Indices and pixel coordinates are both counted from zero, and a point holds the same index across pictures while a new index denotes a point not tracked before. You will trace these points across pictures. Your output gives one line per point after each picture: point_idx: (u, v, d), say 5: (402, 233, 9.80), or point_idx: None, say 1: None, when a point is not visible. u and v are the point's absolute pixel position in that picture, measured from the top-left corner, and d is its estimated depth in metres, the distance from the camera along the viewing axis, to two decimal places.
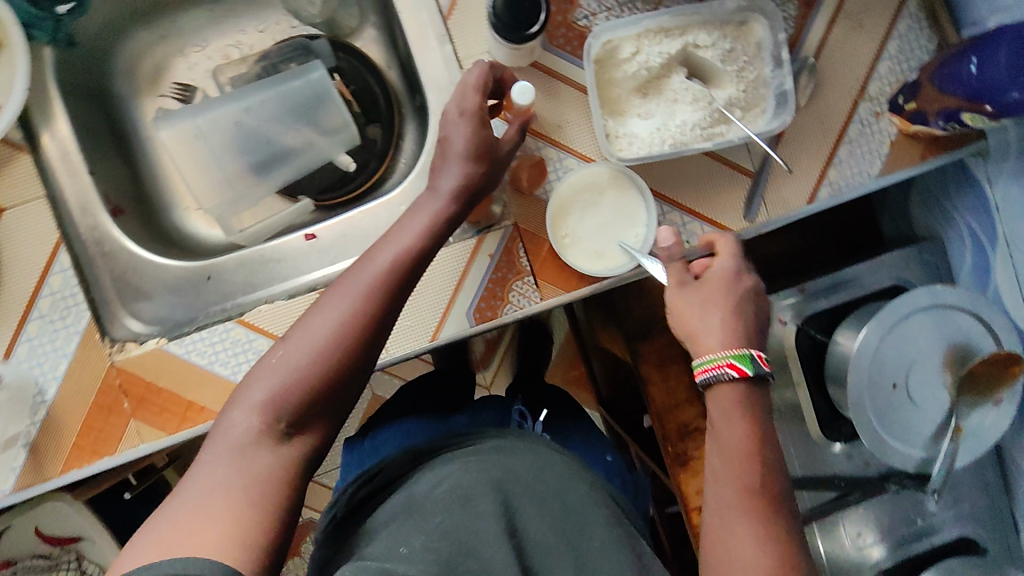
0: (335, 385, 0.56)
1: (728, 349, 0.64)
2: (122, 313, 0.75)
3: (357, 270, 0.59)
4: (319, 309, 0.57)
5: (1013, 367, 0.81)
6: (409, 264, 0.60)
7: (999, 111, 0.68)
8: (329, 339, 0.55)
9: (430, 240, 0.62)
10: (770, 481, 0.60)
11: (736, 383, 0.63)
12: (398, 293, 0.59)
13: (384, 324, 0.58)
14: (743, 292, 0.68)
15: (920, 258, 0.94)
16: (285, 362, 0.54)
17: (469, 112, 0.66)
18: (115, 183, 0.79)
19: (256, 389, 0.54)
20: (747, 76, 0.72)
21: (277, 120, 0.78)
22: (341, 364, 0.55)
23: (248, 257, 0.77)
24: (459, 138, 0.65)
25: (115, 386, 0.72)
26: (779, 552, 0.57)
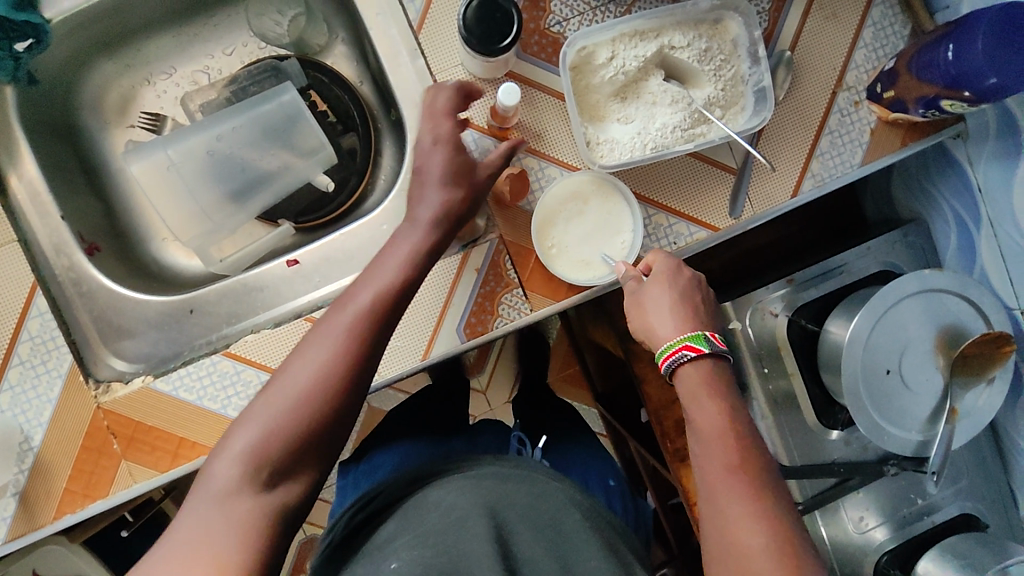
0: (320, 425, 0.55)
1: (682, 334, 0.66)
2: (105, 352, 0.73)
3: (338, 311, 0.59)
4: (303, 352, 0.57)
5: (1005, 348, 0.81)
6: (392, 304, 0.60)
7: (978, 96, 0.67)
8: (311, 379, 0.55)
9: (411, 275, 0.62)
10: (760, 462, 0.60)
11: (695, 362, 0.64)
12: (381, 329, 0.59)
13: (368, 362, 0.58)
14: (682, 288, 0.69)
15: (907, 240, 0.93)
16: (269, 408, 0.55)
17: (443, 139, 0.66)
18: (89, 220, 0.77)
19: (240, 437, 0.54)
20: (725, 74, 0.72)
21: (252, 146, 0.77)
22: (325, 402, 0.55)
23: (232, 286, 0.75)
24: (433, 169, 0.65)
25: (103, 428, 0.70)
26: (776, 529, 0.56)
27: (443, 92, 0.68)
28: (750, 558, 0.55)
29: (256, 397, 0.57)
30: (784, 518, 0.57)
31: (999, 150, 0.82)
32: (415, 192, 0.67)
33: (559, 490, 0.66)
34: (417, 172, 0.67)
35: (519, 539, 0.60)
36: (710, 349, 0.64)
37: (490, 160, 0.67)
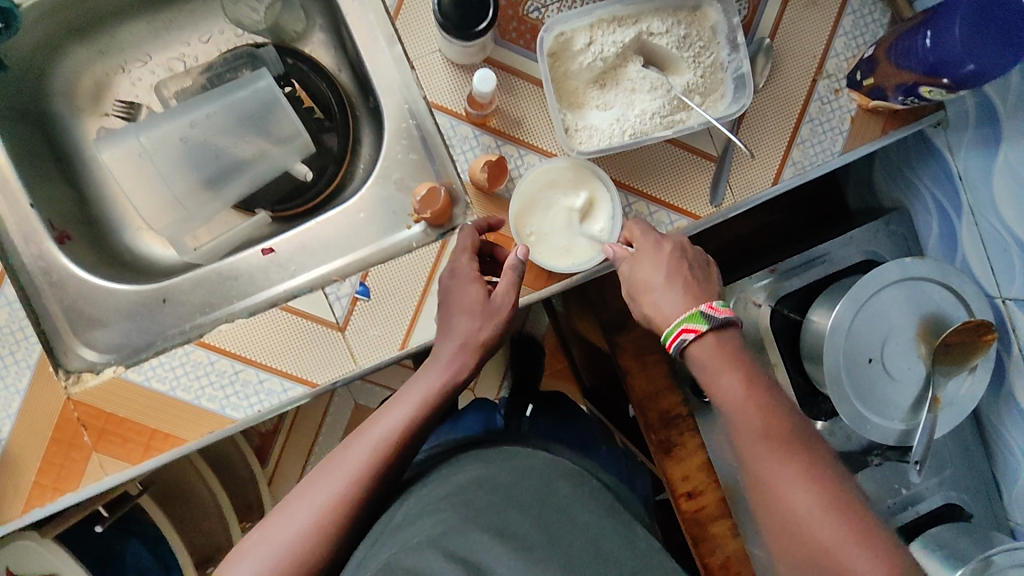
0: (321, 563, 0.58)
1: (680, 314, 0.64)
2: (76, 343, 0.72)
3: (355, 445, 0.62)
4: (315, 483, 0.61)
5: (986, 336, 0.81)
6: (407, 443, 0.63)
7: (957, 83, 0.67)
8: (315, 523, 0.58)
9: (426, 417, 0.65)
10: (790, 421, 0.60)
11: (703, 341, 0.63)
12: (393, 471, 0.62)
13: (375, 499, 0.61)
14: (669, 259, 0.67)
15: (888, 229, 0.94)
16: (274, 543, 0.58)
17: (461, 275, 0.68)
18: (60, 208, 0.76)
19: (244, 565, 0.57)
20: (704, 61, 0.71)
21: (225, 132, 0.77)
22: (327, 543, 0.59)
23: (205, 276, 0.75)
24: (463, 323, 0.67)
25: (73, 420, 0.69)
26: (820, 484, 0.57)
27: (465, 235, 0.69)
28: (803, 525, 0.56)
29: (266, 521, 0.60)
30: (824, 471, 0.58)
31: (979, 138, 0.80)
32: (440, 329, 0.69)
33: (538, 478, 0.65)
34: (443, 301, 0.69)
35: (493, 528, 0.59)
36: (710, 324, 0.63)
37: (501, 293, 0.67)
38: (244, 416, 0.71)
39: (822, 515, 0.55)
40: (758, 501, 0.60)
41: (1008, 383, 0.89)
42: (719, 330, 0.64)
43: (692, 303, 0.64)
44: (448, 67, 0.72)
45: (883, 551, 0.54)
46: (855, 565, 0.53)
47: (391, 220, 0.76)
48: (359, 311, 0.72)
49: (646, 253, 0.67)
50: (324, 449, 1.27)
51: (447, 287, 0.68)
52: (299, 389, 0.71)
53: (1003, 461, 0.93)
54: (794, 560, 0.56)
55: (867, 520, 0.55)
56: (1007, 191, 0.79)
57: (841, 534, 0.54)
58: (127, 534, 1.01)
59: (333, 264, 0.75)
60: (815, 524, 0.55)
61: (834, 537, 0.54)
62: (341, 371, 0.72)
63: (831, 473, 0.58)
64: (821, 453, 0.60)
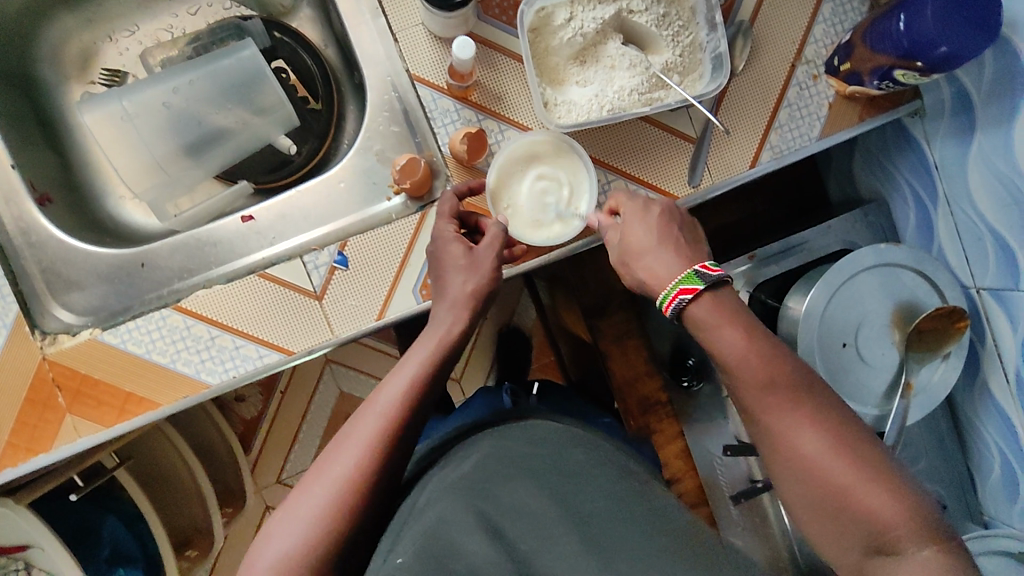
0: (350, 539, 0.55)
1: (677, 275, 0.62)
2: (53, 304, 0.73)
3: (366, 414, 0.60)
4: (330, 457, 0.58)
5: (959, 323, 0.82)
6: (413, 409, 0.60)
7: (930, 66, 0.68)
8: (336, 497, 0.55)
9: (433, 375, 0.62)
10: (794, 366, 0.58)
11: (699, 301, 0.60)
12: (406, 434, 0.59)
13: (395, 467, 0.58)
14: (657, 221, 0.65)
15: (866, 219, 0.96)
16: (296, 523, 0.54)
17: (450, 233, 0.68)
18: (43, 172, 0.77)
19: (269, 551, 0.53)
20: (683, 41, 0.72)
21: (208, 100, 0.79)
22: (352, 517, 0.55)
23: (184, 242, 0.76)
24: (455, 284, 0.66)
25: (48, 381, 0.69)
26: (828, 428, 0.56)
27: (446, 202, 0.70)
28: (820, 469, 0.54)
29: (281, 509, 0.56)
30: (831, 413, 0.57)
31: (955, 127, 0.82)
32: (436, 294, 0.68)
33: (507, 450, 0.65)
34: (433, 268, 0.69)
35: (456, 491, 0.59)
36: (707, 283, 0.60)
37: (483, 249, 0.67)
38: (219, 381, 0.71)
39: (837, 456, 0.54)
40: (768, 451, 0.58)
41: (981, 377, 0.89)
42: (716, 289, 0.61)
43: (685, 264, 0.62)
44: (431, 41, 0.73)
45: (895, 483, 0.54)
46: (874, 502, 0.52)
47: (372, 191, 0.77)
48: (336, 280, 0.73)
49: (633, 218, 0.66)
50: (309, 436, 1.27)
51: (433, 250, 0.68)
52: (275, 356, 0.72)
53: (977, 452, 0.94)
54: (811, 503, 0.55)
55: (876, 457, 0.55)
56: (981, 180, 0.80)
57: (858, 472, 0.53)
58: (104, 510, 1.01)
59: (311, 234, 0.76)
60: (830, 466, 0.54)
61: (851, 476, 0.53)
62: (317, 339, 0.73)
63: (839, 414, 0.57)
64: (827, 395, 0.58)
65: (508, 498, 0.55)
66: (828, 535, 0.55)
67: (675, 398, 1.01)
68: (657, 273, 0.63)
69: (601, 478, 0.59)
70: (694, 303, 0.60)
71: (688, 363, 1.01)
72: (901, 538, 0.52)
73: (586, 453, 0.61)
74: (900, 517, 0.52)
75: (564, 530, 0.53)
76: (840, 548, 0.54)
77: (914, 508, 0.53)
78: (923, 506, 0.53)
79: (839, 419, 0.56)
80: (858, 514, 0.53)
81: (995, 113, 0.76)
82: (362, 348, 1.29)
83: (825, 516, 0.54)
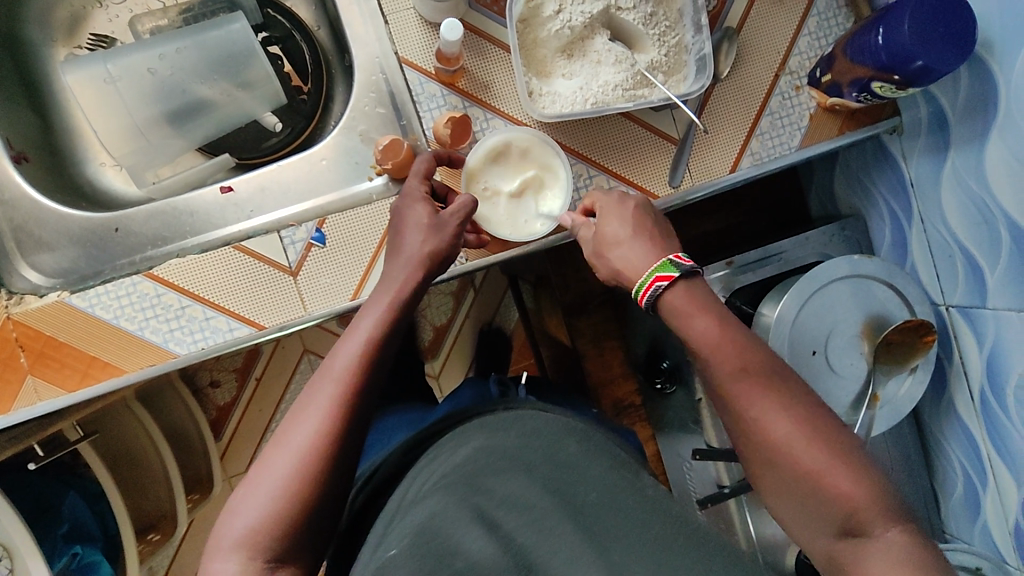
0: (317, 508, 0.55)
1: (651, 265, 0.62)
2: (21, 265, 0.73)
3: (321, 381, 0.59)
4: (289, 428, 0.57)
5: (927, 337, 0.83)
6: (368, 372, 0.60)
7: (907, 79, 0.70)
8: (299, 467, 0.54)
9: (385, 336, 0.62)
10: (767, 355, 0.59)
11: (674, 291, 0.61)
12: (363, 397, 0.59)
13: (354, 432, 0.58)
14: (633, 215, 0.66)
15: (843, 234, 0.97)
16: (260, 496, 0.54)
17: (415, 194, 0.68)
18: (22, 132, 0.79)
19: (236, 525, 0.53)
20: (669, 41, 0.74)
21: (193, 70, 0.79)
22: (316, 485, 0.55)
23: (161, 210, 0.75)
24: (412, 243, 0.66)
25: (11, 340, 0.69)
26: (803, 417, 0.56)
27: (422, 159, 0.70)
28: (789, 454, 0.55)
29: (243, 482, 0.56)
30: (804, 401, 0.57)
31: (930, 145, 0.83)
32: (392, 250, 0.68)
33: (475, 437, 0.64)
34: (394, 225, 0.69)
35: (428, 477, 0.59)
36: (681, 272, 0.61)
37: (449, 213, 0.67)
38: (186, 353, 0.71)
39: (806, 442, 0.54)
40: (741, 439, 0.58)
41: (948, 395, 0.90)
42: (689, 277, 0.62)
43: (659, 253, 0.63)
44: (421, 26, 0.74)
45: (864, 467, 0.54)
46: (843, 486, 0.53)
47: (353, 170, 0.77)
48: (312, 257, 0.73)
49: (609, 211, 0.67)
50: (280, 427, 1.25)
51: (398, 207, 0.68)
52: (244, 330, 0.71)
53: (942, 470, 0.94)
54: (784, 492, 0.55)
55: (845, 445, 0.55)
56: (953, 199, 0.81)
57: (826, 457, 0.54)
58: (65, 486, 0.99)
59: (289, 210, 0.76)
60: (799, 452, 0.54)
61: (820, 461, 0.54)
62: (290, 315, 0.72)
63: (812, 403, 0.57)
64: (800, 386, 0.58)
65: (499, 491, 0.55)
66: (800, 518, 0.55)
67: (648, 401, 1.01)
68: (632, 266, 0.63)
69: (565, 462, 0.59)
70: (670, 290, 0.61)
71: (663, 365, 0.99)
72: (868, 521, 0.52)
73: (575, 441, 0.61)
74: (868, 500, 0.52)
75: (560, 524, 0.53)
76: (810, 532, 0.55)
77: (882, 497, 0.53)
78: (890, 494, 0.54)
79: (808, 409, 0.56)
80: (824, 502, 0.53)
81: (968, 130, 0.77)
82: (325, 334, 1.25)
83: (795, 500, 0.55)
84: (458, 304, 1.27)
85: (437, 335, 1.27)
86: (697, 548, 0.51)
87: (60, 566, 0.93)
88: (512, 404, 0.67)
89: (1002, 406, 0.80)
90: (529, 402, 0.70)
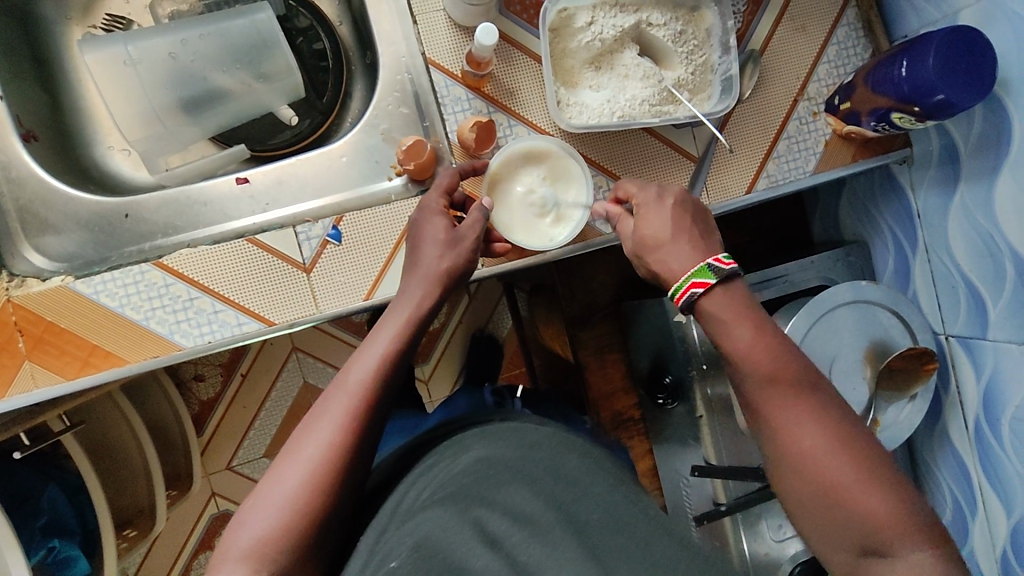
0: (324, 523, 0.53)
1: (691, 267, 0.62)
2: (25, 246, 0.74)
3: (335, 393, 0.57)
4: (302, 439, 0.55)
5: (928, 364, 0.85)
6: (384, 386, 0.58)
7: (927, 112, 0.71)
8: (310, 481, 0.53)
9: (402, 349, 0.61)
10: (796, 363, 0.58)
11: (711, 296, 0.61)
12: (377, 411, 0.57)
13: (365, 446, 0.56)
14: (671, 213, 0.65)
15: (847, 259, 0.99)
16: (269, 507, 0.52)
17: (432, 208, 0.68)
18: (32, 111, 0.79)
19: (243, 536, 0.51)
20: (696, 60, 0.75)
21: (212, 58, 0.78)
22: (326, 499, 0.53)
23: (172, 198, 0.76)
24: (429, 257, 0.65)
25: (10, 324, 0.67)
26: (832, 429, 0.56)
27: (447, 176, 0.70)
28: (817, 467, 0.55)
29: (251, 495, 0.54)
30: (833, 415, 0.57)
31: (940, 176, 0.83)
32: (409, 265, 0.67)
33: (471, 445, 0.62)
34: (412, 237, 0.68)
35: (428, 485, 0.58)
36: (719, 277, 0.61)
37: (466, 225, 0.67)
38: (192, 345, 0.69)
39: (836, 455, 0.55)
40: (767, 449, 0.59)
41: (942, 423, 0.90)
42: (727, 282, 0.61)
43: (698, 257, 0.63)
44: (451, 28, 0.74)
45: (891, 484, 0.54)
46: (870, 503, 0.53)
47: (373, 168, 0.78)
48: (327, 255, 0.71)
49: (648, 210, 0.66)
50: (265, 425, 1.23)
51: (416, 220, 0.68)
52: (254, 325, 0.70)
53: (932, 497, 0.95)
54: (810, 508, 0.55)
55: (872, 461, 0.55)
56: (960, 230, 0.81)
57: (856, 472, 0.54)
58: (47, 478, 0.94)
59: (305, 205, 0.77)
60: (826, 464, 0.54)
61: (848, 475, 0.54)
62: (300, 312, 0.71)
63: (843, 419, 0.57)
64: (817, 402, 0.57)
65: (504, 504, 0.53)
66: (821, 530, 0.55)
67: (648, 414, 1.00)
68: None
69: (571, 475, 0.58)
70: (707, 296, 0.61)
71: (665, 381, 0.98)
72: (894, 538, 0.52)
73: (575, 455, 0.60)
74: (894, 519, 0.53)
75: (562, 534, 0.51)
76: (830, 545, 0.55)
77: (907, 517, 0.53)
78: (912, 512, 0.53)
79: (835, 426, 0.56)
80: (843, 517, 0.54)
81: (978, 166, 0.77)
82: (319, 334, 1.23)
83: (816, 512, 0.55)
84: (450, 311, 1.26)
85: (429, 339, 1.25)
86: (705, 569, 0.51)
87: (35, 560, 0.90)
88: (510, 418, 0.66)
89: (997, 436, 0.81)
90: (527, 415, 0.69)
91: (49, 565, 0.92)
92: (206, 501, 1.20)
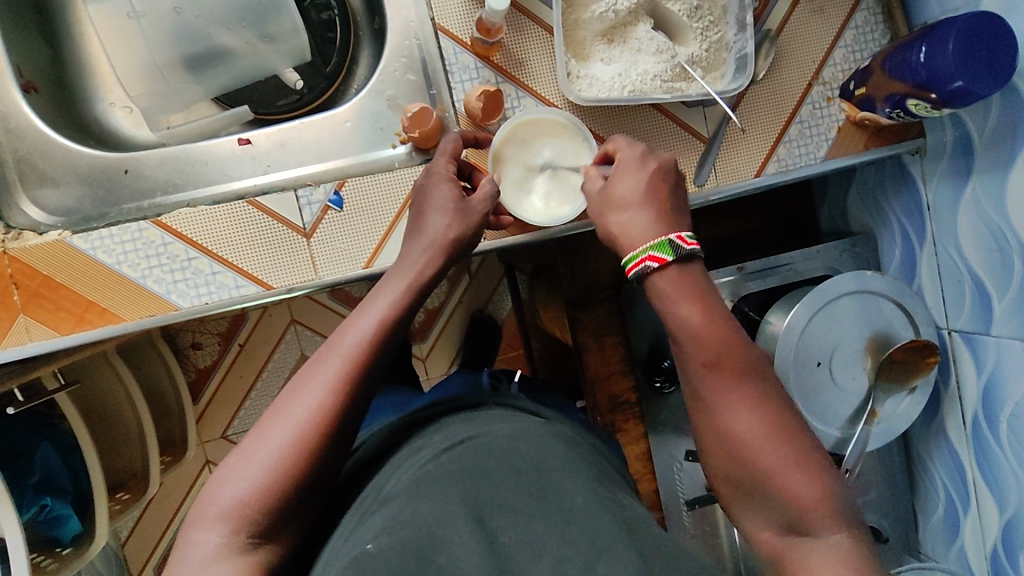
0: (307, 487, 0.53)
1: (649, 240, 0.59)
2: (24, 198, 0.75)
3: (328, 355, 0.56)
4: (291, 399, 0.54)
5: (930, 358, 0.83)
6: (377, 354, 0.57)
7: (945, 99, 0.69)
8: (295, 443, 0.52)
9: (399, 318, 0.59)
10: None
11: (660, 274, 0.58)
12: (369, 378, 0.56)
13: (355, 413, 0.55)
14: (649, 178, 0.62)
15: (853, 250, 0.98)
16: (253, 466, 0.51)
17: (439, 173, 0.67)
18: (33, 61, 0.78)
19: (224, 494, 0.51)
20: (711, 37, 0.74)
21: (217, 15, 0.78)
22: (310, 464, 0.52)
23: (172, 156, 0.76)
24: (436, 225, 0.64)
25: (5, 276, 0.67)
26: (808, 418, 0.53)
27: (450, 140, 0.69)
28: (766, 447, 0.52)
29: (235, 452, 0.53)
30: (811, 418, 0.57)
31: (952, 168, 0.81)
32: (412, 232, 0.66)
33: (462, 422, 0.63)
34: (416, 205, 0.67)
35: (418, 461, 0.58)
36: (676, 256, 0.57)
37: (477, 198, 0.66)
38: (188, 305, 0.69)
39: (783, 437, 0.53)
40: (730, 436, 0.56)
41: (940, 417, 0.90)
42: (686, 262, 0.58)
43: (660, 232, 0.59)
44: None
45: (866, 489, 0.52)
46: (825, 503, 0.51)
47: (377, 135, 0.78)
48: (328, 220, 0.71)
49: (627, 168, 0.63)
50: (262, 395, 1.22)
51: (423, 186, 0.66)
52: (251, 289, 0.69)
53: (924, 491, 0.96)
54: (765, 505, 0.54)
55: None
56: (968, 223, 0.80)
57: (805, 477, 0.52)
58: (38, 436, 0.92)
59: (308, 169, 0.77)
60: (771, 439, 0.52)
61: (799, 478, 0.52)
62: (299, 277, 0.70)
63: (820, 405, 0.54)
64: None
65: (490, 488, 0.53)
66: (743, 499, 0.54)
67: (645, 399, 0.99)
68: None
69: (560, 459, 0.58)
70: (660, 272, 0.58)
71: (664, 364, 0.97)
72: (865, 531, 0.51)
73: (561, 443, 0.60)
74: (836, 506, 0.51)
75: (545, 525, 0.50)
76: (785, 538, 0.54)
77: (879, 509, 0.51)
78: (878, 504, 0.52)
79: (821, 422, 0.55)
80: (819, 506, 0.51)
81: (993, 158, 0.75)
82: (317, 307, 1.22)
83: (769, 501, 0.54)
84: (450, 289, 1.25)
85: (427, 318, 1.24)
86: (688, 556, 0.51)
87: (27, 517, 0.88)
88: (502, 404, 0.68)
89: (994, 434, 0.81)
90: (519, 401, 0.71)
91: (41, 522, 0.91)
92: (201, 469, 1.21)
